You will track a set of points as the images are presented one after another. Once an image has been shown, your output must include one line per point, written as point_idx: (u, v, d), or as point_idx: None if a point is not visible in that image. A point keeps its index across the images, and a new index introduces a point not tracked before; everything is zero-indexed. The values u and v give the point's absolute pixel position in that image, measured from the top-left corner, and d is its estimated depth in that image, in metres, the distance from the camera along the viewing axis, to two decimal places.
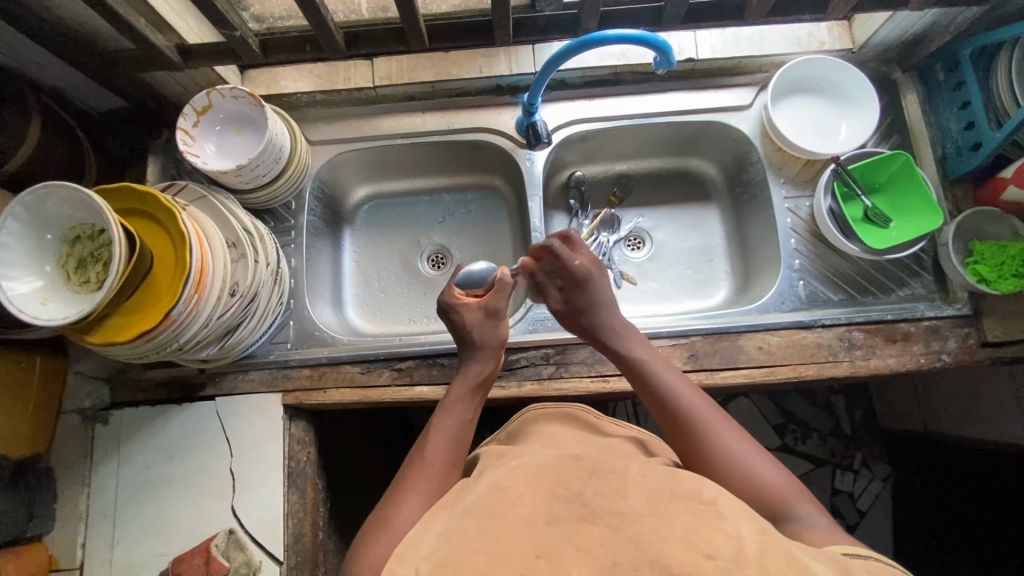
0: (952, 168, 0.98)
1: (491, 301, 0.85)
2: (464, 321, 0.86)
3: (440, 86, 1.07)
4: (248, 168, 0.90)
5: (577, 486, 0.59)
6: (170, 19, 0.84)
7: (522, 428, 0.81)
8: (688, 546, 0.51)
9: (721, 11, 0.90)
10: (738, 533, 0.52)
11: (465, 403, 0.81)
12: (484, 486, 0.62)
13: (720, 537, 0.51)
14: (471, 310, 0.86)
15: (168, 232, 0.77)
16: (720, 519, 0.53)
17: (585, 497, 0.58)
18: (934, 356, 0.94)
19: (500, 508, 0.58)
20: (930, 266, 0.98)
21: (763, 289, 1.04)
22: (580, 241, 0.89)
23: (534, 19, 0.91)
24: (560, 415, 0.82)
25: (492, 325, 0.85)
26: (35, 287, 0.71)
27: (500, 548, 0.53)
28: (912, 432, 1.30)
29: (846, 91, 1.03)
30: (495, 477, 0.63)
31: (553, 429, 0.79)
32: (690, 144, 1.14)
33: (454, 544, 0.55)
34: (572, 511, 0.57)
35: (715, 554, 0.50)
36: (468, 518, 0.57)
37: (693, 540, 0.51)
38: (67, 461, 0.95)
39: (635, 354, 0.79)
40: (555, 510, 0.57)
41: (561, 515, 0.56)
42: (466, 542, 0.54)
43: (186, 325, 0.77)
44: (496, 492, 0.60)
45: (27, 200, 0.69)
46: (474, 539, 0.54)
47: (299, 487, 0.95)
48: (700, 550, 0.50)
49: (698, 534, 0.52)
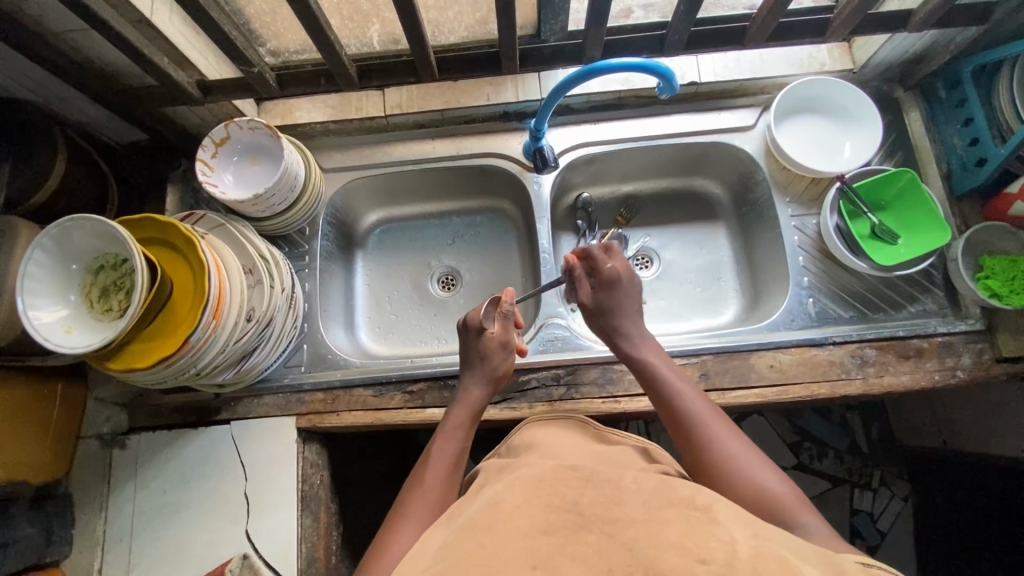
0: (958, 183, 0.99)
1: (503, 333, 0.89)
2: (474, 346, 0.89)
3: (449, 114, 1.10)
4: (265, 198, 0.93)
5: (574, 496, 0.60)
6: (190, 57, 0.87)
7: (523, 441, 0.81)
8: (682, 552, 0.51)
9: (723, 36, 0.92)
10: (731, 537, 0.52)
11: (462, 427, 0.82)
12: (483, 500, 0.63)
13: (714, 542, 0.52)
14: (481, 339, 0.89)
15: (187, 261, 0.80)
16: (714, 525, 0.54)
17: (581, 507, 0.58)
18: (948, 372, 0.93)
19: (498, 521, 0.58)
20: (940, 282, 0.98)
21: (772, 307, 1.04)
22: (619, 251, 0.93)
23: (540, 49, 0.93)
24: (565, 429, 0.83)
25: (500, 355, 0.88)
26: (60, 316, 0.73)
27: (497, 556, 0.53)
28: (931, 449, 1.28)
29: (847, 110, 1.04)
30: (495, 493, 0.63)
31: (558, 441, 0.79)
32: (696, 164, 1.16)
33: (457, 556, 0.54)
34: (568, 521, 0.57)
35: (708, 559, 0.50)
36: (469, 531, 0.57)
37: (686, 545, 0.52)
38: (85, 486, 0.97)
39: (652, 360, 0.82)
40: (551, 520, 0.57)
41: (556, 524, 0.57)
42: (471, 551, 0.54)
43: (204, 351, 0.79)
44: (493, 504, 0.61)
45: (53, 232, 0.72)
46: (476, 549, 0.54)
47: (312, 510, 0.95)
48: (693, 554, 0.51)
49: (693, 541, 0.52)
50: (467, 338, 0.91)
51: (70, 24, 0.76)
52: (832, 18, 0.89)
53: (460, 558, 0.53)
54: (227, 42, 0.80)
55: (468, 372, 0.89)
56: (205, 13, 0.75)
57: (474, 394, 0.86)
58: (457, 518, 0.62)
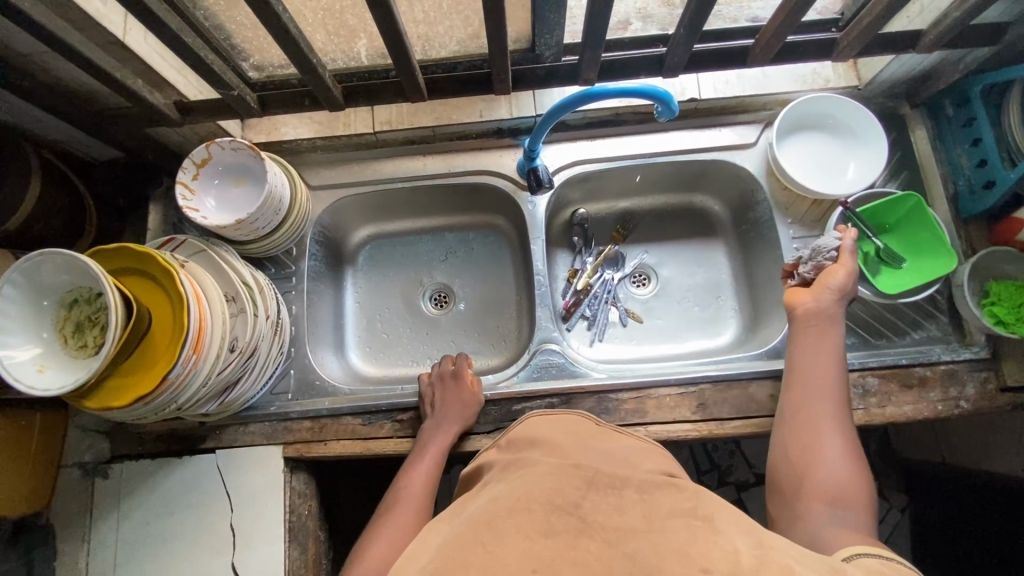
0: (964, 206, 0.96)
1: (445, 392, 0.94)
2: (425, 399, 0.95)
3: (440, 131, 1.07)
4: (248, 222, 0.89)
5: (576, 497, 0.55)
6: (167, 76, 0.84)
7: (522, 434, 0.77)
8: (685, 560, 0.47)
9: (723, 56, 0.88)
10: (734, 547, 0.48)
11: (434, 456, 0.89)
12: (485, 499, 0.58)
13: (717, 551, 0.47)
14: (430, 392, 0.95)
15: (167, 292, 0.76)
16: (716, 534, 0.49)
17: (583, 511, 0.53)
18: (952, 403, 0.91)
19: (496, 517, 0.53)
20: (945, 308, 0.96)
21: (772, 333, 1.02)
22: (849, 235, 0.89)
23: (534, 70, 0.90)
24: (565, 420, 0.79)
25: (443, 412, 0.91)
26: (33, 355, 0.70)
27: (495, 562, 0.47)
28: (930, 464, 1.26)
29: (853, 129, 1.01)
30: (496, 493, 0.59)
31: (563, 435, 0.74)
32: (695, 181, 1.13)
33: (450, 555, 0.49)
34: (569, 524, 0.51)
35: (711, 567, 0.46)
36: (466, 528, 0.52)
37: (689, 553, 0.47)
38: (68, 517, 0.94)
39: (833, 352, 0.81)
40: (552, 521, 0.51)
41: (557, 526, 0.50)
42: (468, 552, 0.48)
43: (185, 386, 0.76)
44: (494, 502, 0.56)
45: (23, 266, 0.68)
46: (473, 548, 0.48)
47: (301, 541, 0.93)
48: (696, 563, 0.46)
49: (694, 546, 0.48)
50: (429, 378, 0.97)
51: (38, 46, 0.72)
52: (838, 38, 0.85)
53: (456, 557, 0.48)
54: (203, 65, 0.76)
55: (431, 409, 0.93)
56: (181, 38, 0.71)
57: (439, 426, 0.91)
58: (460, 516, 0.58)
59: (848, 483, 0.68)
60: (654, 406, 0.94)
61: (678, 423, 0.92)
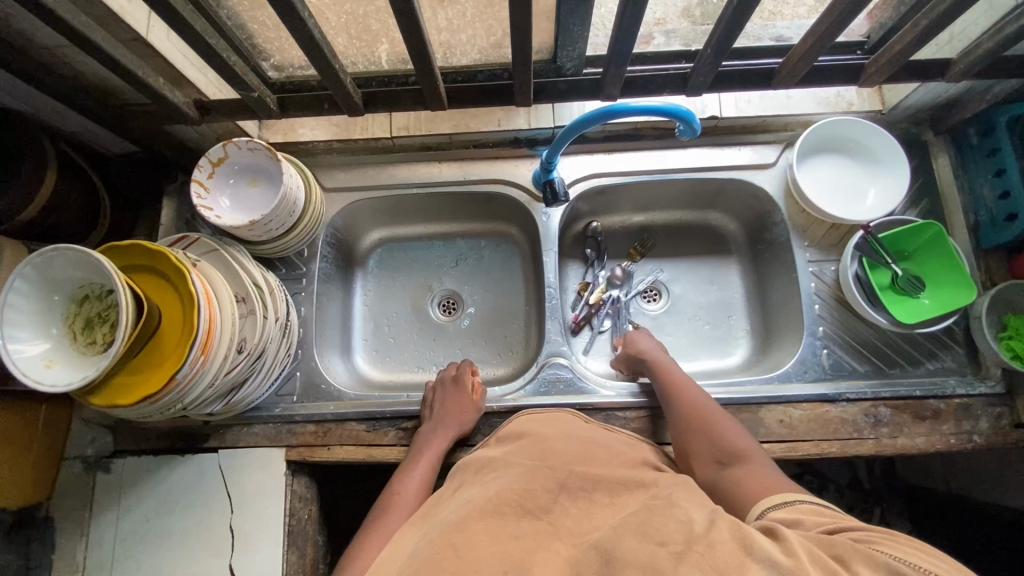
0: (985, 237, 0.95)
1: (444, 396, 0.93)
2: (426, 402, 0.94)
3: (457, 138, 1.07)
4: (262, 223, 0.89)
5: (547, 502, 0.61)
6: (188, 74, 0.84)
7: (511, 431, 0.83)
8: (642, 537, 0.52)
9: (748, 77, 0.88)
10: (689, 517, 0.54)
11: (432, 460, 0.88)
12: (460, 502, 0.64)
13: (672, 524, 0.54)
14: (432, 394, 0.94)
15: (177, 291, 0.75)
16: (672, 508, 0.56)
17: (553, 516, 0.60)
18: (965, 436, 0.90)
19: (471, 516, 0.58)
20: (961, 339, 0.95)
21: (784, 356, 1.00)
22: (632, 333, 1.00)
23: (555, 84, 0.90)
24: (551, 416, 0.86)
25: (438, 418, 0.90)
26: (41, 350, 0.69)
27: (469, 559, 0.53)
28: (938, 493, 1.23)
29: (874, 154, 1.00)
30: (472, 495, 0.65)
31: (551, 431, 0.81)
32: (712, 198, 1.11)
33: (428, 550, 0.55)
34: (539, 527, 0.58)
35: (667, 541, 0.51)
36: (446, 529, 0.57)
37: (648, 531, 0.53)
38: (68, 510, 0.94)
39: (675, 378, 0.88)
40: (522, 525, 0.58)
41: (525, 530, 0.57)
42: (444, 551, 0.54)
43: (192, 386, 0.75)
44: (467, 503, 0.62)
45: (35, 261, 0.68)
46: (450, 550, 0.54)
47: (299, 546, 0.93)
48: (654, 539, 0.52)
49: (654, 526, 0.54)
50: (431, 385, 0.96)
51: (60, 40, 0.72)
52: (867, 63, 0.85)
53: (432, 554, 0.54)
54: (226, 67, 0.77)
55: (431, 414, 0.92)
56: (206, 41, 0.72)
57: (439, 430, 0.90)
58: (436, 519, 0.64)
59: (743, 449, 0.76)
60: (661, 426, 0.93)
61: None
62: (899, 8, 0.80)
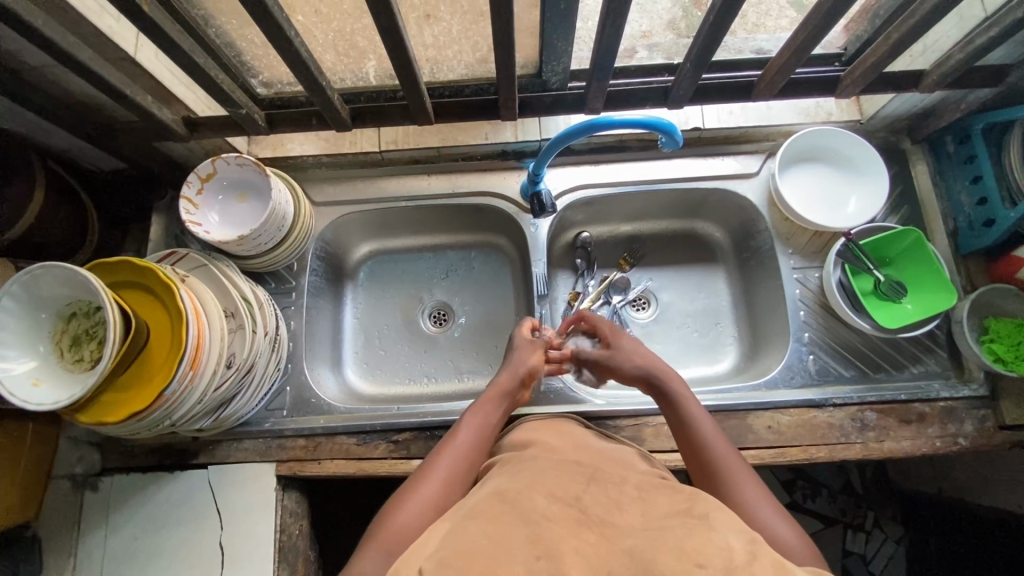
0: (965, 242, 0.97)
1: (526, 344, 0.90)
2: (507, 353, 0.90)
3: (446, 151, 1.08)
4: (251, 238, 0.89)
5: (577, 491, 0.56)
6: (177, 93, 0.87)
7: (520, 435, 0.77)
8: (681, 555, 0.47)
9: (727, 90, 0.90)
10: (728, 543, 0.49)
11: (493, 407, 0.80)
12: (489, 488, 0.58)
13: (711, 548, 0.48)
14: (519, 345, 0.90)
15: (167, 308, 0.75)
16: (709, 531, 0.50)
17: (584, 503, 0.54)
18: (950, 439, 0.91)
19: (500, 508, 0.53)
20: (943, 343, 0.96)
21: (771, 362, 1.01)
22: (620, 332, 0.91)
23: (540, 98, 0.91)
24: (558, 421, 0.81)
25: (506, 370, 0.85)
26: (29, 367, 0.69)
27: (501, 552, 0.48)
28: (926, 494, 1.23)
29: (855, 163, 1.02)
30: (500, 482, 0.59)
31: (554, 435, 0.74)
32: (696, 208, 1.13)
33: (456, 539, 0.50)
34: (566, 513, 0.53)
35: (707, 564, 0.46)
36: (471, 519, 0.53)
37: (686, 549, 0.48)
38: (54, 531, 0.92)
39: (697, 412, 0.76)
40: (553, 510, 0.53)
41: (557, 517, 0.52)
42: (475, 537, 0.50)
43: (180, 402, 0.75)
44: (497, 491, 0.57)
45: (23, 278, 0.68)
46: (479, 536, 0.50)
47: (290, 562, 0.92)
48: (692, 559, 0.47)
49: (692, 544, 0.48)
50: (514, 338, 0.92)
51: (50, 60, 0.72)
52: (842, 75, 0.87)
53: (465, 549, 0.48)
54: (214, 85, 0.77)
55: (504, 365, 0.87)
56: (194, 59, 0.73)
57: (506, 376, 0.84)
58: (460, 507, 0.57)
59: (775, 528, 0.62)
60: (652, 434, 0.93)
61: (677, 452, 0.92)
62: (873, 20, 0.83)
